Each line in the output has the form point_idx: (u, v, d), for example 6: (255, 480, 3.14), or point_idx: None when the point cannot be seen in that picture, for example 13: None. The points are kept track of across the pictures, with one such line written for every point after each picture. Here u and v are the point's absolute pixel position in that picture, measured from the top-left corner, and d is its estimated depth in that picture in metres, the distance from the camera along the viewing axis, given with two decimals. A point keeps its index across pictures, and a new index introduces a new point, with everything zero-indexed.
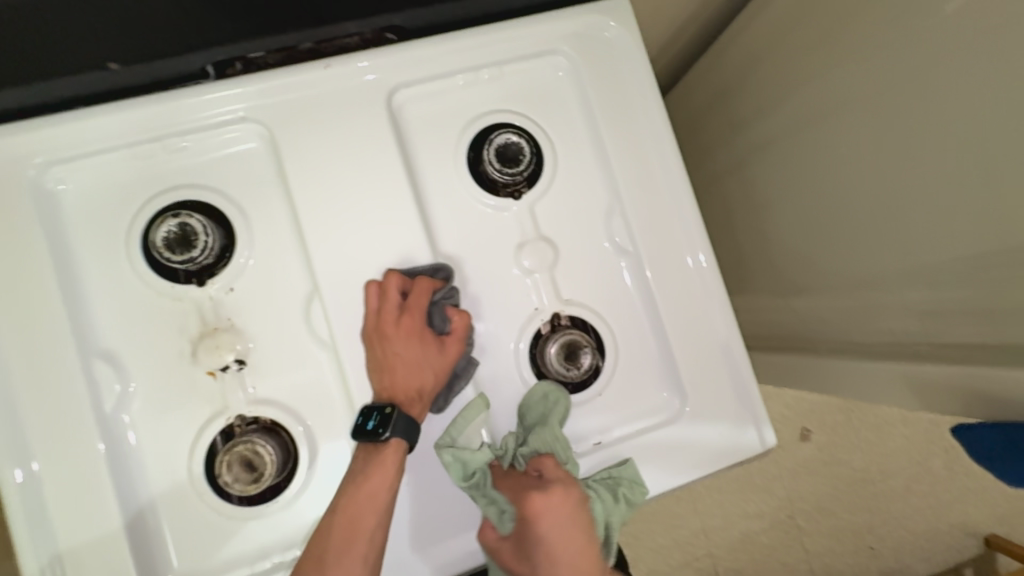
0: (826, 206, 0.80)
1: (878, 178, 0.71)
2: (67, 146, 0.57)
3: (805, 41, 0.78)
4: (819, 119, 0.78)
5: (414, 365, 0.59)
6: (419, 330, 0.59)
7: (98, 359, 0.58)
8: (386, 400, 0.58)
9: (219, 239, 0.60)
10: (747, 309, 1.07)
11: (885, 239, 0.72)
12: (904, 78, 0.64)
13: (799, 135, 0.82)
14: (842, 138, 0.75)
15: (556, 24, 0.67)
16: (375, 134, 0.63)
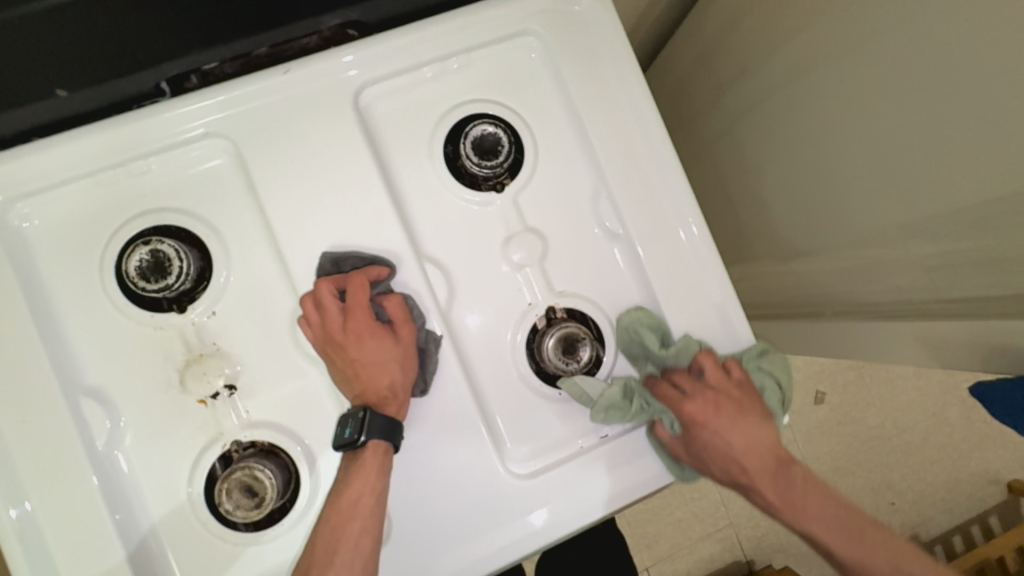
0: (817, 165, 0.78)
1: (873, 130, 0.67)
2: (27, 181, 0.55)
3: None
4: (805, 75, 0.75)
5: (374, 363, 0.58)
6: (369, 329, 0.58)
7: (85, 397, 0.56)
8: (360, 404, 0.57)
9: (195, 263, 0.58)
10: (748, 279, 1.04)
11: (880, 195, 0.70)
12: (896, 23, 0.60)
13: (784, 93, 0.79)
14: (832, 92, 0.71)
15: (524, 2, 0.64)
16: (344, 136, 0.60)
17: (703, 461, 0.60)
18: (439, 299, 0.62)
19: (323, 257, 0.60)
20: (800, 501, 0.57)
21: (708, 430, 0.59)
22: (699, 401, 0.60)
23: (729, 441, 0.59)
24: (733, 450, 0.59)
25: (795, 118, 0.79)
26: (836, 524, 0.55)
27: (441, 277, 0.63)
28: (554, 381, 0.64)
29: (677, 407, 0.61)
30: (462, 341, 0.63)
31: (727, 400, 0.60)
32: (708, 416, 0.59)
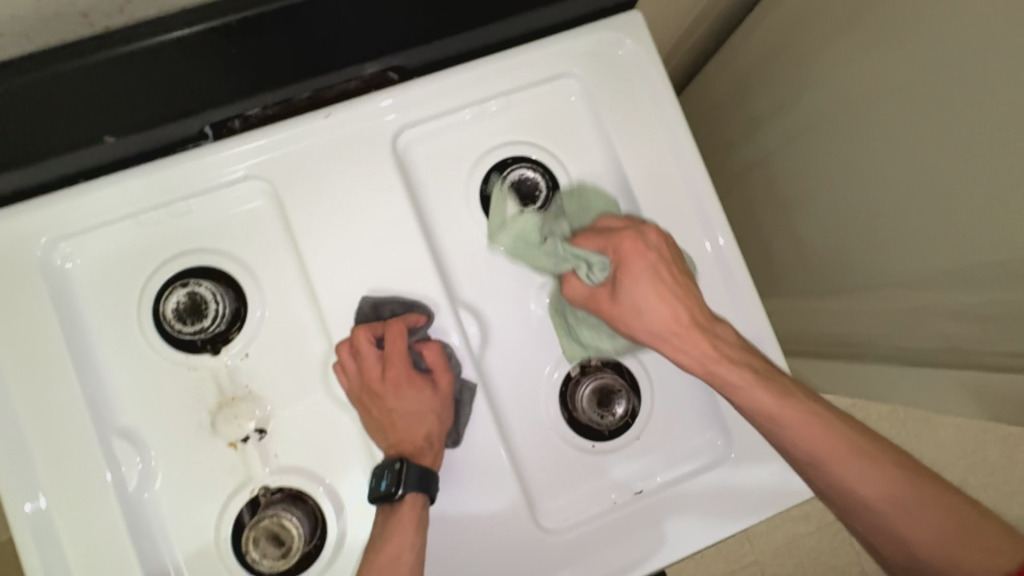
0: (862, 204, 0.75)
1: (923, 173, 0.65)
2: (70, 222, 0.55)
3: (834, 30, 0.72)
4: (852, 108, 0.72)
5: (410, 413, 0.57)
6: (406, 378, 0.57)
7: (117, 437, 0.56)
8: (395, 455, 0.56)
9: (231, 304, 0.58)
10: (780, 317, 0.99)
11: (930, 240, 0.66)
12: (952, 66, 0.58)
13: (828, 128, 0.76)
14: (878, 133, 0.69)
15: (567, 46, 0.63)
16: (381, 179, 0.60)
17: (632, 320, 0.56)
18: (472, 347, 0.61)
19: (362, 300, 0.59)
20: (758, 400, 0.53)
21: (634, 285, 0.55)
22: (637, 257, 0.56)
23: (653, 292, 0.55)
24: (648, 308, 0.55)
25: (838, 155, 0.76)
26: (820, 436, 0.51)
27: (475, 322, 0.62)
28: (587, 433, 0.62)
29: (638, 268, 0.55)
30: (494, 389, 0.61)
31: (666, 269, 0.56)
32: (634, 267, 0.55)
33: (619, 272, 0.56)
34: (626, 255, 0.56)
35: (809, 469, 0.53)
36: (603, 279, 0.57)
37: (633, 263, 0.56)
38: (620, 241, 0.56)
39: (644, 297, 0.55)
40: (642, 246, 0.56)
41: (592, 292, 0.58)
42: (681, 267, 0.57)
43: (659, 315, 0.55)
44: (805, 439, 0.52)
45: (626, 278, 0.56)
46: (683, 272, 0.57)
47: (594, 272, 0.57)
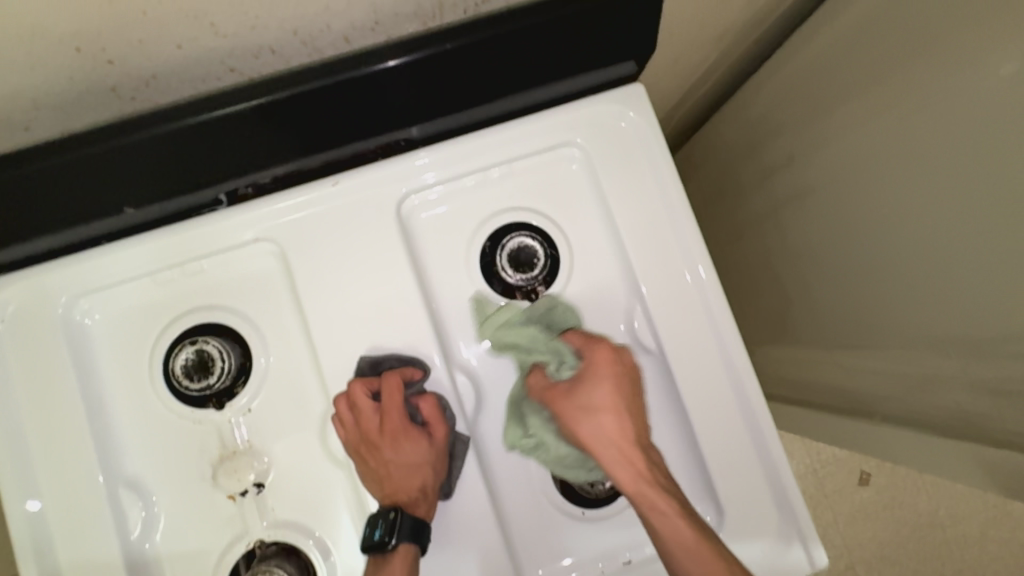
0: (868, 266, 0.74)
1: (931, 239, 0.64)
2: (90, 281, 0.59)
3: (841, 94, 0.72)
4: (859, 172, 0.72)
5: (406, 464, 0.58)
6: (403, 429, 0.59)
7: (123, 486, 0.59)
8: (390, 505, 0.57)
9: (236, 360, 0.61)
10: (770, 364, 1.00)
11: (937, 310, 0.65)
12: (960, 141, 0.59)
13: (836, 188, 0.76)
14: (885, 197, 0.69)
15: (570, 117, 0.65)
16: (384, 242, 0.62)
17: (585, 429, 0.57)
18: (465, 411, 0.62)
19: (360, 360, 0.61)
20: (649, 496, 0.55)
21: (592, 392, 0.57)
22: (607, 367, 0.58)
23: (614, 400, 0.57)
24: (603, 419, 0.57)
25: (845, 216, 0.76)
26: (699, 558, 0.53)
27: (470, 387, 0.63)
28: (576, 499, 0.63)
29: (598, 380, 0.58)
30: (486, 452, 0.62)
31: (620, 388, 0.58)
32: (599, 371, 0.58)
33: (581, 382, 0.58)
34: (599, 363, 0.58)
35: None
36: (563, 378, 0.60)
37: (597, 377, 0.58)
38: (596, 347, 0.59)
39: (595, 407, 0.57)
40: (615, 359, 0.58)
41: (550, 387, 0.59)
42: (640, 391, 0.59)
43: (608, 426, 0.57)
44: (694, 556, 0.53)
45: (592, 390, 0.58)
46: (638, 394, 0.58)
47: (557, 369, 0.60)
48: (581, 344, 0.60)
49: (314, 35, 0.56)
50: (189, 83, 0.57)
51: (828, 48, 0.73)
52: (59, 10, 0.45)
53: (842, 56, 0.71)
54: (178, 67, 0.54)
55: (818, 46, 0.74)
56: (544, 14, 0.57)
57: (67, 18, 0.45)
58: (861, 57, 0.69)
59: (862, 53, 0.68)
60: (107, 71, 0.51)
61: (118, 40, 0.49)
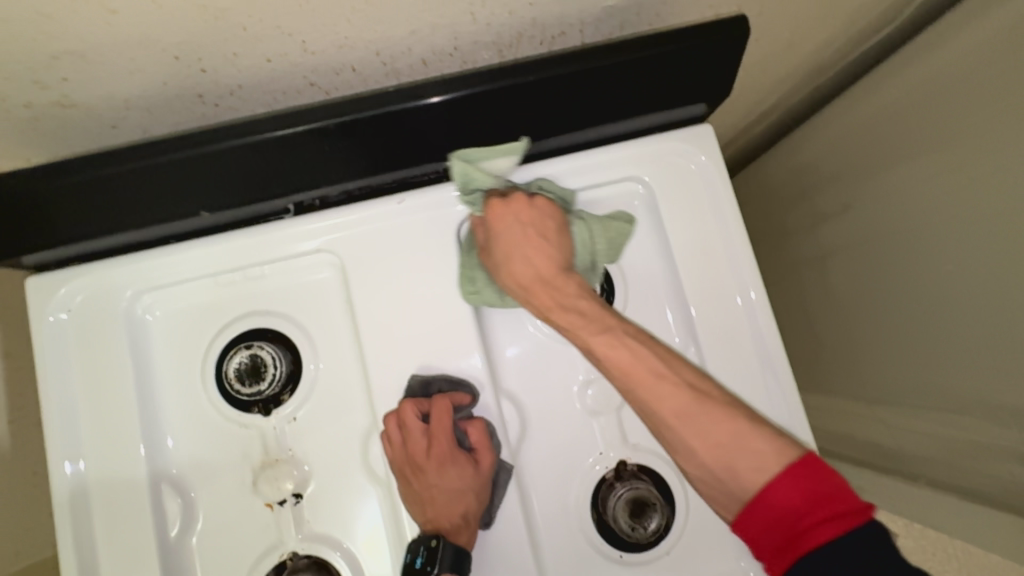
0: (919, 322, 0.71)
1: (992, 304, 0.61)
2: (155, 279, 0.60)
3: (902, 146, 0.71)
4: (919, 225, 0.70)
5: (450, 490, 0.57)
6: (450, 454, 0.57)
7: (165, 483, 0.59)
8: (431, 531, 0.56)
9: (287, 367, 0.61)
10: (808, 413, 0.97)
11: (989, 378, 0.62)
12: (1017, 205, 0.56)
13: (893, 238, 0.74)
14: (947, 257, 0.66)
15: (636, 153, 0.65)
16: (442, 263, 0.62)
17: (502, 260, 0.58)
18: (508, 438, 0.61)
19: (411, 378, 0.60)
20: (614, 353, 0.53)
21: (506, 242, 0.57)
22: (502, 217, 0.58)
23: (521, 246, 0.57)
24: (521, 252, 0.57)
25: (900, 269, 0.73)
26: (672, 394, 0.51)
27: (516, 415, 0.62)
28: (615, 542, 0.61)
29: (513, 243, 0.57)
30: (526, 482, 0.61)
31: (534, 227, 0.58)
32: (500, 233, 0.58)
33: (488, 218, 0.58)
34: (495, 217, 0.58)
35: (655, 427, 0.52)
36: None
37: (503, 228, 0.57)
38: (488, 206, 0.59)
39: (518, 260, 0.57)
40: (506, 206, 0.58)
41: (485, 244, 0.60)
42: (558, 238, 0.58)
43: (525, 270, 0.57)
44: (667, 399, 0.51)
45: (498, 232, 0.58)
46: (557, 239, 0.58)
47: None
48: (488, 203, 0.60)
49: (395, 57, 0.57)
50: (271, 95, 0.58)
51: (892, 99, 0.72)
52: (168, 30, 0.47)
53: (909, 107, 0.69)
54: (263, 79, 0.56)
55: (885, 96, 0.73)
56: (621, 54, 0.58)
57: (170, 31, 0.47)
58: (928, 109, 0.67)
59: (927, 109, 0.67)
60: (198, 79, 0.53)
61: (214, 53, 0.51)
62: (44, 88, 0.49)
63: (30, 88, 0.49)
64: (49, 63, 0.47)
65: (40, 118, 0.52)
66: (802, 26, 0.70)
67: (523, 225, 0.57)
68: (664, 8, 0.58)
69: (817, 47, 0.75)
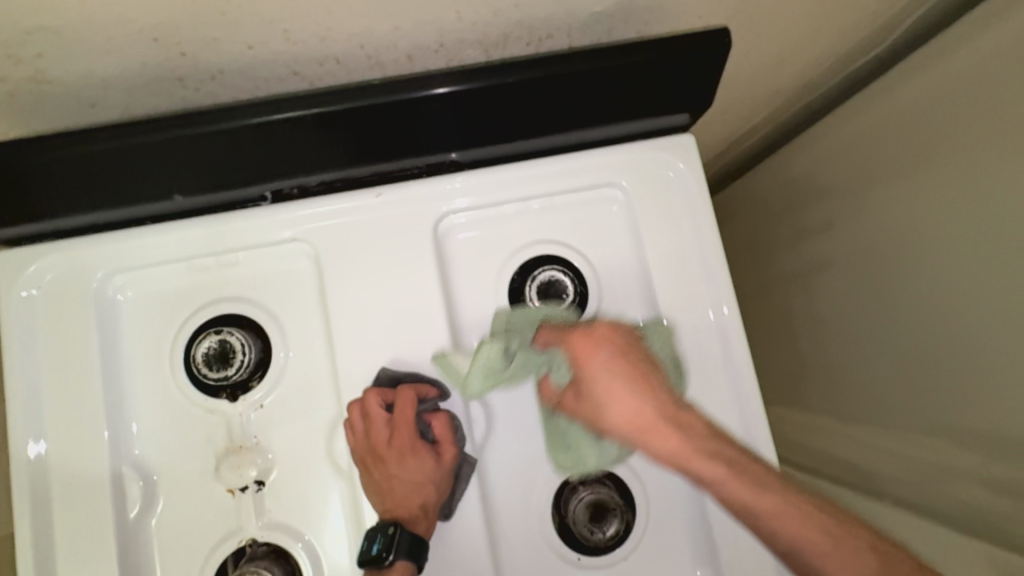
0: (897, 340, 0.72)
1: (968, 328, 0.62)
2: (127, 260, 0.60)
3: (888, 168, 0.71)
4: (901, 246, 0.70)
5: (411, 479, 0.57)
6: (411, 444, 0.58)
7: (127, 464, 0.59)
8: (389, 519, 0.56)
9: (256, 355, 0.61)
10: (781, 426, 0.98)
11: (963, 399, 0.63)
12: (1000, 232, 0.58)
13: (874, 258, 0.75)
14: (927, 278, 0.67)
15: (616, 159, 0.65)
16: (417, 259, 0.62)
17: (599, 410, 0.52)
18: (473, 437, 0.61)
19: (380, 372, 0.60)
20: (714, 477, 0.49)
21: (600, 373, 0.52)
22: (591, 348, 0.53)
23: (614, 378, 0.52)
24: (619, 390, 0.52)
25: (879, 287, 0.74)
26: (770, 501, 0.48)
27: (482, 413, 0.62)
28: (573, 544, 0.62)
29: (581, 378, 0.54)
30: (490, 481, 0.61)
31: (626, 355, 0.53)
32: (591, 356, 0.53)
33: (576, 355, 0.54)
34: (578, 349, 0.54)
35: (787, 552, 0.48)
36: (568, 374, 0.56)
37: (594, 368, 0.52)
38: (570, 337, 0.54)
39: (603, 405, 0.52)
40: (591, 339, 0.53)
41: (561, 395, 0.57)
42: (654, 367, 0.53)
43: (628, 416, 0.51)
44: (781, 522, 0.47)
45: (594, 374, 0.52)
46: (650, 362, 0.53)
47: (558, 373, 0.57)
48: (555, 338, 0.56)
49: (379, 51, 0.58)
50: (253, 82, 0.58)
51: (879, 120, 0.73)
52: (147, 11, 0.47)
53: (894, 129, 0.70)
54: (245, 65, 0.56)
55: (872, 116, 0.74)
56: (605, 60, 0.58)
57: (150, 13, 0.47)
58: (912, 131, 0.68)
59: (913, 132, 0.67)
60: (178, 61, 0.53)
61: (194, 37, 0.51)
62: (20, 63, 0.49)
63: (6, 62, 0.48)
64: (25, 38, 0.47)
65: (16, 92, 0.52)
66: (791, 43, 0.70)
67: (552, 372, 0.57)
68: (649, 16, 0.59)
69: (807, 63, 0.76)
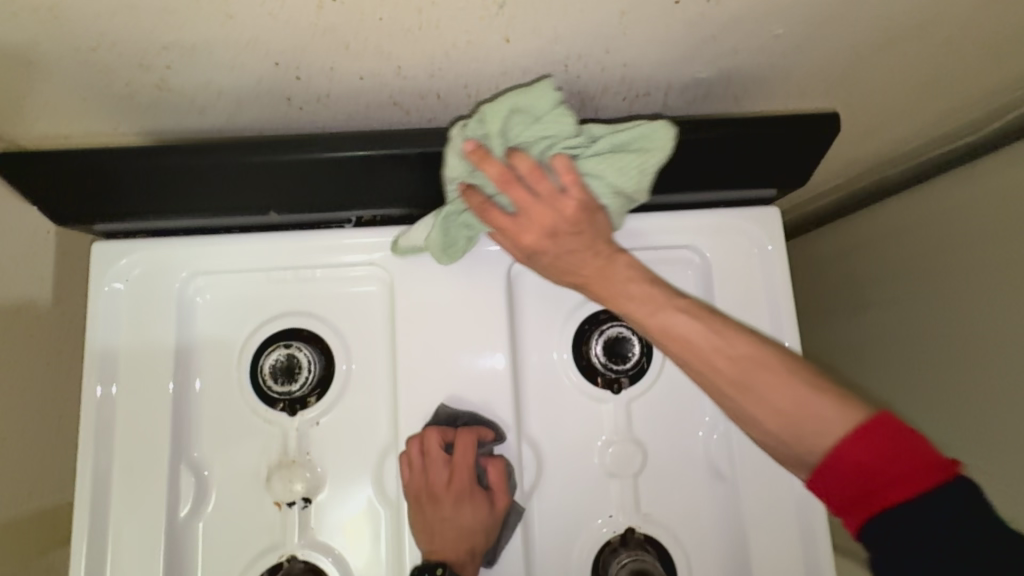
0: (982, 447, 0.66)
1: None
2: (211, 264, 0.61)
3: (966, 254, 0.69)
4: (991, 341, 0.66)
5: (461, 524, 0.57)
6: (468, 489, 0.57)
7: (184, 461, 0.60)
8: (435, 560, 0.56)
9: (320, 373, 0.62)
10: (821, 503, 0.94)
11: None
12: None
13: (964, 348, 0.69)
14: (1002, 373, 0.64)
15: (698, 222, 0.64)
16: (488, 297, 0.62)
17: (550, 269, 0.56)
18: (523, 484, 0.61)
19: (439, 408, 0.60)
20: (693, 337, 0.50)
21: (521, 234, 0.52)
22: (537, 221, 0.51)
23: (559, 245, 0.53)
24: (545, 252, 0.54)
25: (972, 379, 0.68)
26: (822, 418, 0.44)
27: (533, 460, 0.62)
28: None
29: (522, 229, 0.52)
30: (531, 529, 0.61)
31: (540, 215, 0.51)
32: (517, 227, 0.52)
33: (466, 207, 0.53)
34: (501, 219, 0.53)
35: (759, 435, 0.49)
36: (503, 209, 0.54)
37: (523, 228, 0.52)
38: (514, 191, 0.50)
39: (537, 234, 0.52)
40: (498, 169, 0.50)
41: (507, 176, 0.50)
42: (586, 221, 0.52)
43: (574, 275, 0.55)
44: (764, 384, 0.47)
45: (511, 233, 0.53)
46: (536, 200, 0.50)
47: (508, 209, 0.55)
48: (500, 176, 0.50)
49: (481, 91, 0.58)
50: (354, 107, 0.60)
51: (957, 206, 0.71)
52: (276, 38, 0.48)
53: (1000, 211, 0.65)
54: (350, 93, 0.57)
55: (951, 201, 0.72)
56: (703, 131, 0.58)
57: (277, 40, 0.49)
58: (998, 221, 0.65)
59: (994, 220, 0.65)
60: (291, 83, 0.54)
61: (312, 63, 0.52)
62: (149, 71, 0.51)
63: (136, 69, 0.51)
64: (160, 51, 0.49)
65: (138, 95, 0.54)
66: (890, 124, 0.68)
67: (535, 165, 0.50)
68: (753, 85, 0.58)
69: (901, 144, 0.74)
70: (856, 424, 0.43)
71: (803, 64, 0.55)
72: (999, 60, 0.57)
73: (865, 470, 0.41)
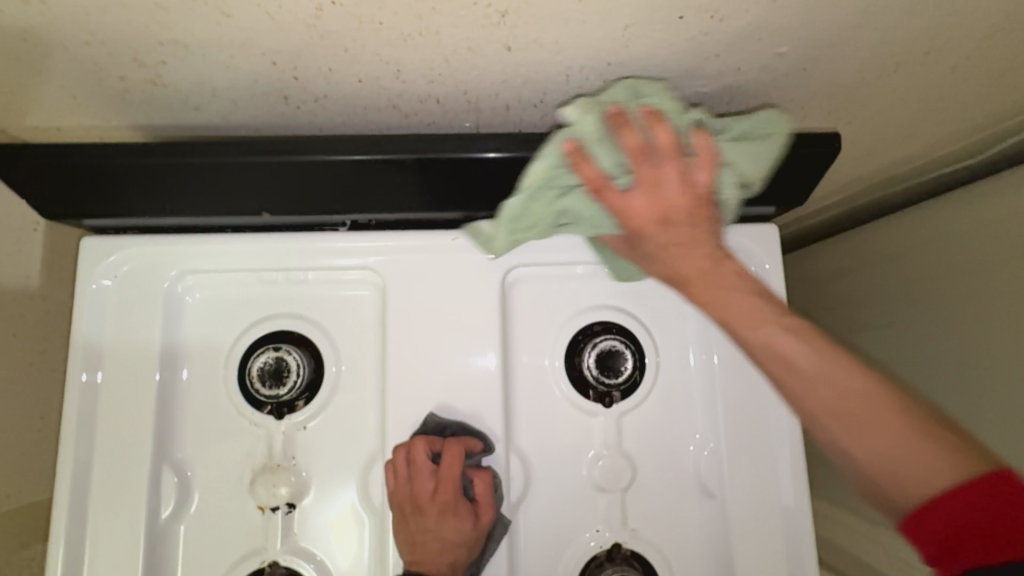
0: None
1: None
2: (201, 264, 0.61)
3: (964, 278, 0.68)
4: (990, 367, 0.65)
5: (444, 537, 0.56)
6: (453, 501, 0.57)
7: (167, 462, 0.59)
8: (416, 572, 0.55)
9: (308, 377, 0.61)
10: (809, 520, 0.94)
11: None
12: None
13: (964, 370, 0.68)
14: (998, 400, 0.64)
15: None
16: (481, 306, 0.62)
17: (654, 263, 0.50)
18: (510, 495, 0.60)
19: (428, 416, 0.60)
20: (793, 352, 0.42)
21: (636, 210, 0.48)
22: (672, 193, 0.47)
23: (691, 226, 0.47)
24: (663, 238, 0.48)
25: (965, 404, 0.68)
26: (920, 460, 0.36)
27: (521, 472, 0.61)
28: None
29: (653, 205, 0.47)
30: (517, 541, 0.60)
31: (659, 189, 0.47)
32: (635, 204, 0.48)
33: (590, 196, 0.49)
34: (638, 204, 0.47)
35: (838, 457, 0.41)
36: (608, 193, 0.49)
37: (641, 205, 0.47)
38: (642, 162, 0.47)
39: (651, 214, 0.48)
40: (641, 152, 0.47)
41: (604, 179, 0.48)
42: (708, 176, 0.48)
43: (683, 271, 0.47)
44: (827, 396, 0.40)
45: (631, 212, 0.48)
46: (666, 169, 0.47)
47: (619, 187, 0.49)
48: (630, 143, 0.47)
49: (481, 98, 0.57)
50: (352, 109, 0.59)
51: (954, 229, 0.70)
52: (274, 39, 0.47)
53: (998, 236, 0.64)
54: (348, 96, 0.56)
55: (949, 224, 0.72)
56: None
57: (275, 41, 0.48)
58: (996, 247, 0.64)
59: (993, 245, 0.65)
60: (288, 84, 0.54)
61: (310, 64, 0.51)
62: (143, 67, 0.50)
63: (130, 65, 0.50)
64: (155, 48, 0.48)
65: (132, 90, 0.53)
66: (892, 144, 0.68)
67: (643, 142, 0.47)
68: (756, 102, 0.58)
69: (902, 164, 0.73)
70: (967, 475, 0.35)
71: (806, 83, 0.55)
72: (1003, 85, 0.57)
73: (965, 527, 0.34)
